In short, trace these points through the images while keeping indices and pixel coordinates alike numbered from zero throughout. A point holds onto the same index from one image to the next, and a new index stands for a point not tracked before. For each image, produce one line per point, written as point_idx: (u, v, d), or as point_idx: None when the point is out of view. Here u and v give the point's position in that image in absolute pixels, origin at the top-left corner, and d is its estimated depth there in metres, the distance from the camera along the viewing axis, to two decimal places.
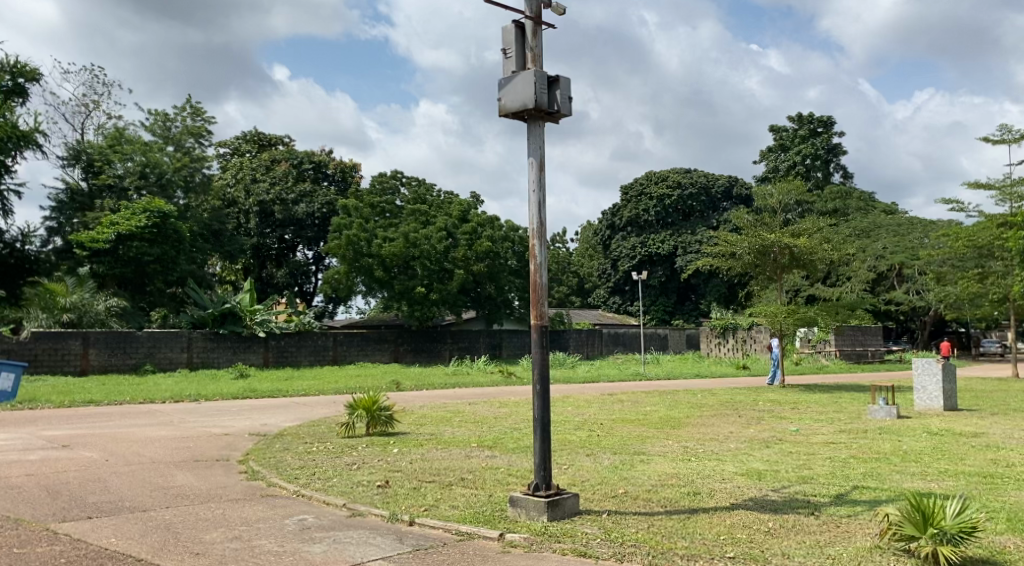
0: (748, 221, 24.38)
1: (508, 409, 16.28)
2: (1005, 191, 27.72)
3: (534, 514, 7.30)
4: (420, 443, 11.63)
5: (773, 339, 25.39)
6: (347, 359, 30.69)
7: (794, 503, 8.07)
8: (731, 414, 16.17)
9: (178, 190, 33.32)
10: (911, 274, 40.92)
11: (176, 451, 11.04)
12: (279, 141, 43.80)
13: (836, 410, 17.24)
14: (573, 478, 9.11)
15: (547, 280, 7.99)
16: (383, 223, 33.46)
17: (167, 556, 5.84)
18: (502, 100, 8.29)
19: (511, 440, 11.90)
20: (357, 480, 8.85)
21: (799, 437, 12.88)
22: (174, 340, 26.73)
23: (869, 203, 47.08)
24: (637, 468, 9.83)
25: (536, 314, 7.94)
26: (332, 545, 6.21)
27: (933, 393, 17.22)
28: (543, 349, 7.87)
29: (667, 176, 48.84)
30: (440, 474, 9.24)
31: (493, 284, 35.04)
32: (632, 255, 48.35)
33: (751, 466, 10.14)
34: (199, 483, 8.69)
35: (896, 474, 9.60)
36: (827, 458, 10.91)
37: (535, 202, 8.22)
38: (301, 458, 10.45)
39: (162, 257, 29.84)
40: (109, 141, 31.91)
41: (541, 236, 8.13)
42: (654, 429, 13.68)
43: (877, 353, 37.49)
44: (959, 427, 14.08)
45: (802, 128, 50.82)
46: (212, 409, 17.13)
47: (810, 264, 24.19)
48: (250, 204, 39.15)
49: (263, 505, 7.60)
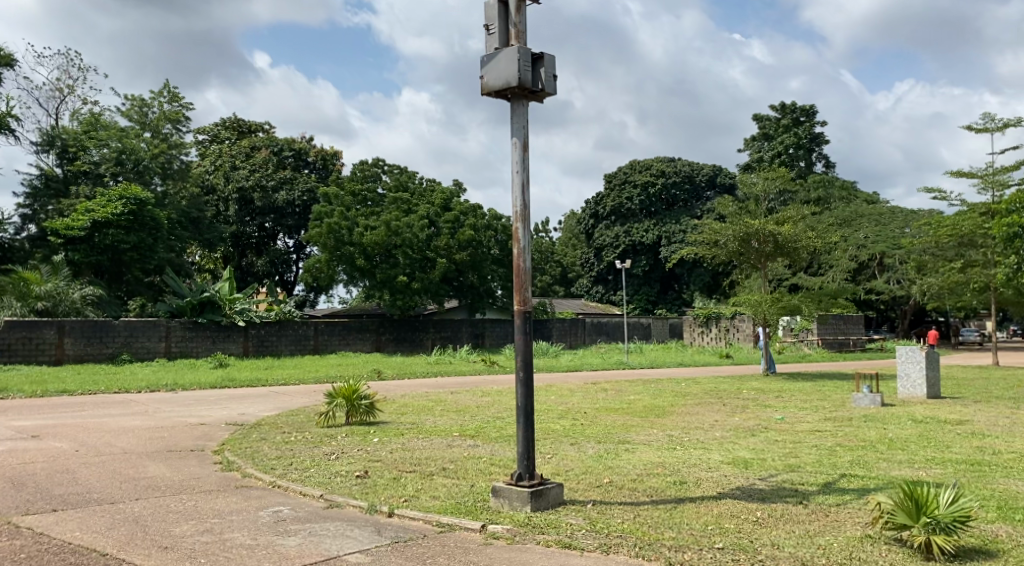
0: (733, 209, 24.28)
1: (491, 397, 16.09)
2: (987, 180, 27.74)
3: (517, 505, 7.11)
4: (400, 433, 11.42)
5: (759, 328, 25.30)
6: (328, 348, 30.41)
7: (782, 492, 7.92)
8: (715, 402, 16.04)
9: (156, 176, 32.80)
10: (892, 263, 40.99)
11: (149, 442, 10.77)
12: (259, 128, 43.34)
13: (820, 398, 17.17)
14: (557, 468, 8.93)
15: (531, 264, 7.77)
16: (365, 211, 33.14)
17: (134, 550, 5.60)
18: (485, 78, 8.05)
19: (494, 430, 11.71)
20: (335, 470, 8.63)
21: (784, 426, 12.76)
22: (152, 329, 26.35)
23: (851, 192, 47.12)
24: (622, 457, 9.67)
25: (519, 299, 7.74)
26: (307, 538, 5.98)
27: (916, 380, 17.18)
28: (526, 335, 7.66)
29: (651, 165, 48.81)
30: (421, 464, 9.03)
31: (476, 273, 34.80)
32: (616, 244, 48.24)
33: (737, 454, 10.00)
34: (172, 474, 8.45)
35: (884, 462, 9.48)
36: (812, 446, 10.78)
37: (518, 183, 7.99)
38: (278, 448, 10.21)
39: (139, 245, 29.38)
40: (85, 127, 31.39)
41: (524, 218, 7.91)
42: (638, 417, 13.53)
43: (859, 342, 37.51)
44: (943, 414, 14.02)
45: (785, 118, 50.82)
46: (189, 398, 16.84)
47: (793, 252, 24.03)
48: (229, 191, 38.67)
49: (237, 497, 7.37)
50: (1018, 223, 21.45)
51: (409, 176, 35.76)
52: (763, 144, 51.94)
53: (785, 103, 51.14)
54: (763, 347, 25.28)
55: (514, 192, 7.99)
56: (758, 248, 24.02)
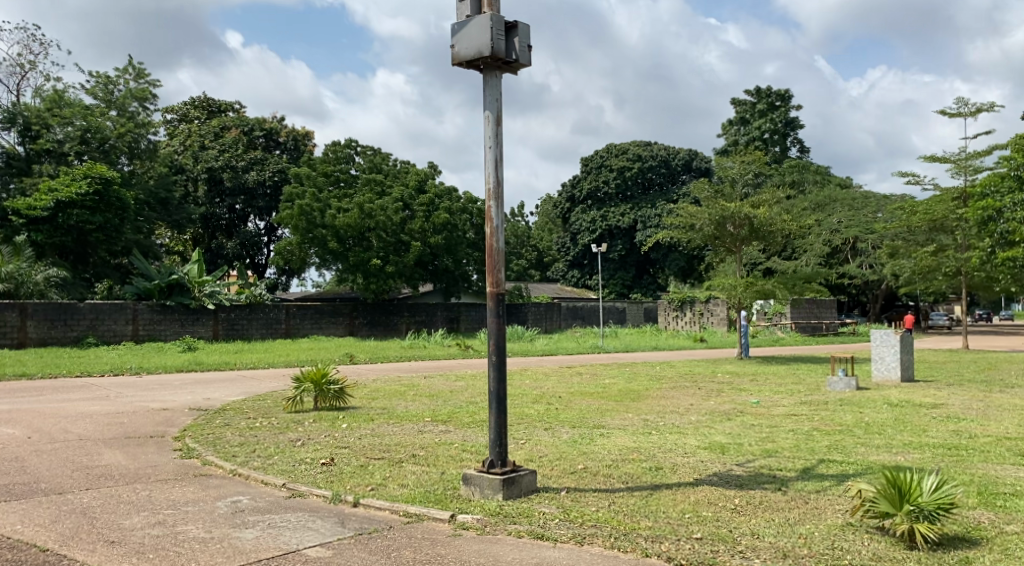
0: (708, 193, 24.09)
1: (465, 382, 15.84)
2: (960, 164, 27.77)
3: (489, 493, 6.85)
4: (370, 418, 11.11)
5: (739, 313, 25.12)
6: (300, 332, 29.98)
7: (759, 478, 7.72)
8: (691, 386, 15.88)
9: (122, 155, 32.14)
10: (865, 248, 41.12)
11: (107, 428, 10.42)
12: (230, 108, 42.65)
13: (795, 381, 17.07)
14: (530, 454, 8.67)
15: (504, 244, 7.47)
16: (337, 192, 32.66)
17: (78, 545, 5.32)
18: (456, 47, 7.69)
19: (466, 415, 11.44)
20: (300, 458, 8.32)
21: (760, 410, 12.60)
22: (119, 312, 25.79)
23: (825, 176, 47.19)
24: (596, 443, 9.43)
25: (491, 281, 7.43)
26: (266, 531, 5.69)
27: (890, 364, 17.10)
28: (499, 318, 7.37)
29: (627, 149, 48.59)
30: (390, 451, 8.74)
31: (451, 257, 34.39)
32: (592, 228, 48.02)
33: (714, 439, 9.80)
34: (127, 462, 8.17)
35: (862, 446, 9.31)
36: (789, 430, 10.60)
37: (491, 159, 7.64)
38: (242, 434, 9.88)
39: (105, 225, 28.57)
40: (48, 104, 30.57)
41: (496, 196, 7.60)
42: (613, 402, 13.34)
43: (831, 325, 37.59)
44: (918, 398, 13.95)
45: (760, 102, 50.75)
46: (154, 382, 16.44)
47: (768, 236, 23.90)
48: (198, 171, 37.86)
49: (194, 486, 7.07)
50: (991, 206, 21.47)
51: (383, 157, 35.23)
52: (739, 129, 51.89)
53: (760, 88, 51.09)
54: (738, 331, 25.14)
55: (487, 168, 7.65)
56: (735, 231, 23.87)
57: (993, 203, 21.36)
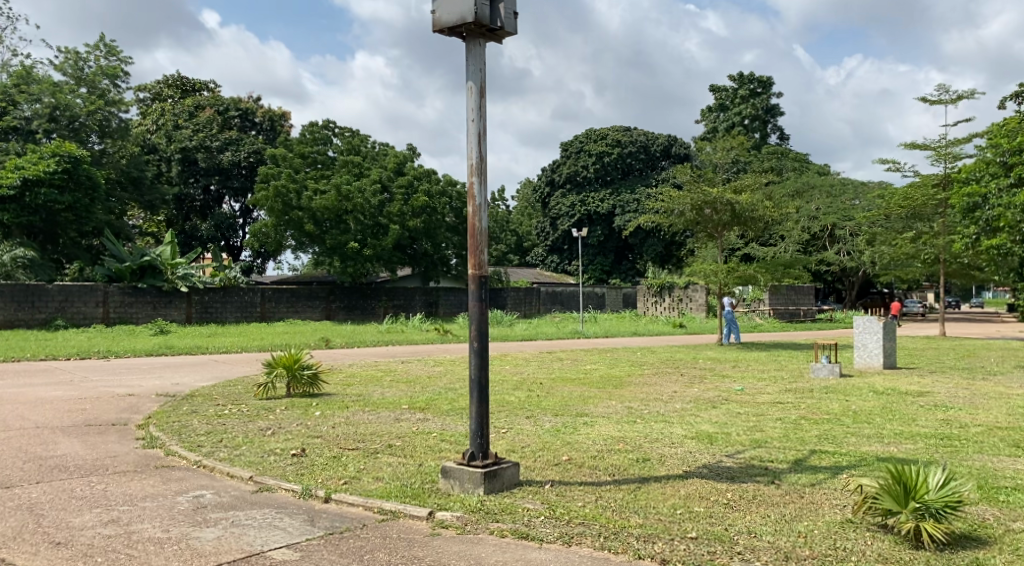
0: (690, 177, 23.75)
1: (443, 367, 15.52)
2: (940, 152, 27.61)
3: (469, 488, 6.48)
4: (344, 406, 10.69)
5: (724, 299, 24.77)
6: (275, 316, 29.45)
7: (751, 470, 7.39)
8: (672, 372, 15.62)
9: (92, 134, 31.43)
10: (843, 235, 41.09)
11: (68, 415, 10.04)
12: (204, 88, 41.95)
13: (777, 368, 16.86)
14: (512, 444, 8.28)
15: (487, 224, 7.05)
16: (314, 174, 32.05)
17: (19, 547, 4.95)
18: (436, 13, 7.21)
19: (445, 402, 11.04)
20: (269, 448, 7.90)
21: (744, 397, 12.32)
22: (88, 294, 25.13)
23: (804, 162, 47.06)
24: (580, 432, 9.06)
25: (473, 262, 7.02)
26: (229, 530, 5.28)
27: (873, 350, 16.89)
28: (481, 302, 6.96)
29: (607, 134, 48.19)
30: (365, 440, 8.34)
31: (429, 240, 33.88)
32: (571, 213, 47.61)
33: (700, 428, 9.49)
34: (85, 452, 7.84)
35: (852, 436, 9.01)
36: (776, 419, 10.30)
37: (474, 133, 7.17)
38: (209, 422, 9.46)
39: (74, 205, 28.00)
40: (15, 80, 29.74)
41: (479, 172, 7.16)
42: (595, 388, 13.02)
43: (809, 312, 37.56)
44: (904, 385, 13.72)
45: (741, 88, 50.52)
46: (121, 366, 15.98)
47: (751, 222, 23.60)
48: (172, 151, 37.07)
49: (154, 479, 6.68)
50: (978, 193, 21.29)
51: (361, 139, 34.58)
52: (720, 114, 51.69)
53: (742, 74, 50.87)
54: (723, 317, 24.76)
55: (470, 142, 7.18)
56: (717, 216, 23.45)
57: (979, 190, 21.24)
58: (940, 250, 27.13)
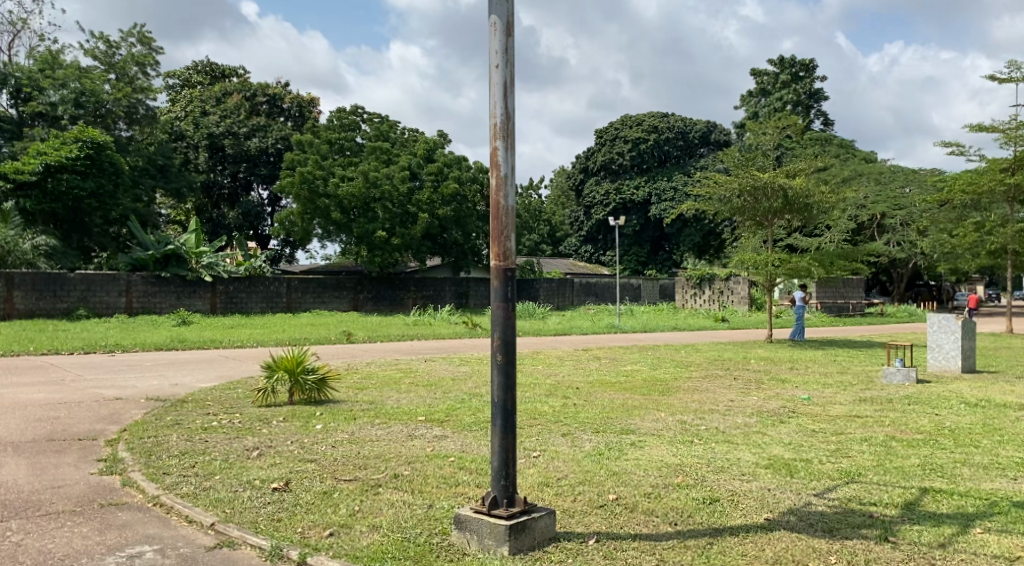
0: (737, 161, 21.85)
1: (469, 366, 14.03)
2: (1010, 134, 25.46)
3: (489, 544, 5.02)
4: (352, 416, 9.22)
5: (792, 292, 22.73)
6: (302, 306, 28.17)
7: (851, 518, 5.80)
8: (726, 376, 13.95)
9: (118, 120, 30.22)
10: (893, 224, 38.93)
11: (37, 426, 8.74)
12: (235, 74, 40.93)
13: (840, 371, 15.14)
14: (546, 475, 6.75)
15: (514, 203, 5.47)
16: (341, 160, 30.66)
17: None
18: None
19: (468, 412, 9.52)
20: (248, 478, 6.43)
21: (815, 409, 10.63)
22: (110, 283, 24.02)
23: (850, 148, 44.82)
24: (626, 458, 7.46)
25: (497, 251, 5.46)
26: None
27: (950, 352, 15.05)
28: (507, 301, 5.39)
29: (643, 120, 46.49)
30: (368, 467, 6.84)
31: (459, 229, 32.37)
32: (606, 202, 45.80)
33: (774, 453, 7.83)
34: (32, 480, 6.45)
35: (964, 467, 7.34)
36: (860, 439, 8.67)
37: (497, 82, 5.56)
38: (189, 438, 8.04)
39: (97, 192, 26.68)
40: (41, 65, 28.55)
41: (505, 135, 5.61)
42: (642, 395, 11.45)
43: (859, 306, 35.48)
44: (997, 395, 11.96)
45: (783, 72, 48.41)
46: (121, 362, 14.69)
47: (806, 210, 21.60)
48: (198, 137, 35.88)
49: (90, 527, 5.28)
50: None
51: (390, 125, 33.15)
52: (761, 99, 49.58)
53: (783, 57, 48.74)
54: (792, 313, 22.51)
55: (493, 95, 5.57)
56: (766, 203, 21.53)
57: None
58: (1007, 240, 25.03)
